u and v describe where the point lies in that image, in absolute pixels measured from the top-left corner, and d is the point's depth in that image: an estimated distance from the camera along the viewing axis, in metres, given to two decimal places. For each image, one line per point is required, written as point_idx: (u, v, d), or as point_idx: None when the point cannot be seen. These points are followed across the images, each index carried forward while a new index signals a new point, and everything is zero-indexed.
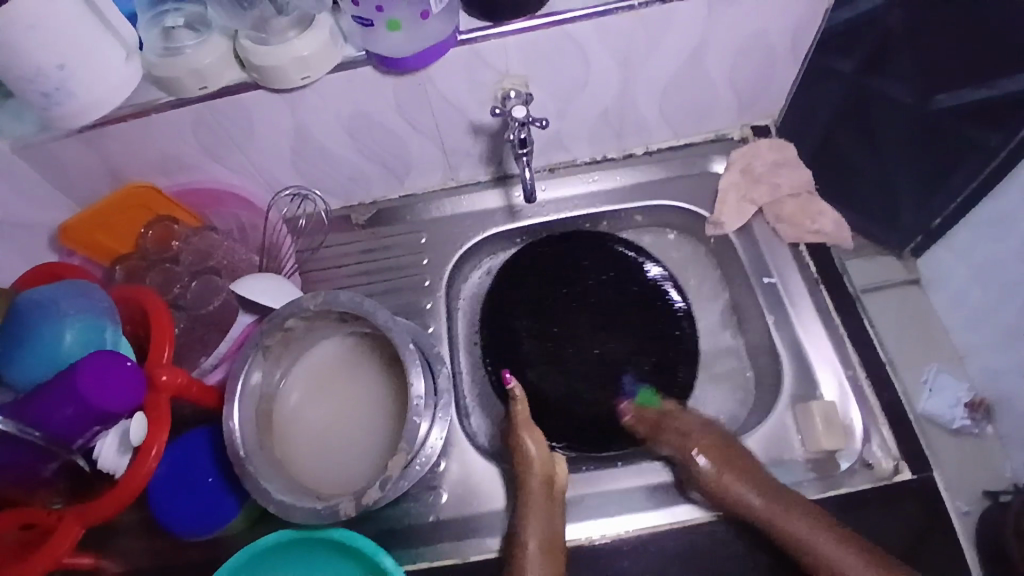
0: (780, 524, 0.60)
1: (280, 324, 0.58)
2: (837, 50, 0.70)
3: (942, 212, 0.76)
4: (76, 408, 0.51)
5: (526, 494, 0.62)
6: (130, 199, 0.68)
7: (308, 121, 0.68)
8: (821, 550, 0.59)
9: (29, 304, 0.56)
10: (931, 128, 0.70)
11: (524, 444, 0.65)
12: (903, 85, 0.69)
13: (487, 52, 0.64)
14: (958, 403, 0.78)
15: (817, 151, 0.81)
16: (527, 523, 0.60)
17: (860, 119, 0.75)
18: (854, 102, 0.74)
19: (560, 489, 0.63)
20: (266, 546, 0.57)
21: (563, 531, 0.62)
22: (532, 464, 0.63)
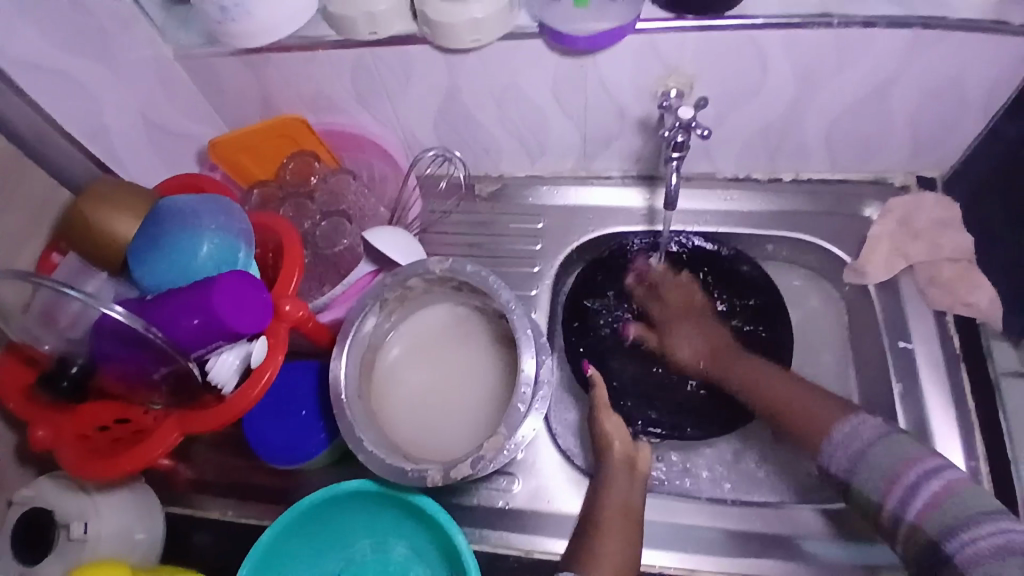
0: (778, 402, 0.61)
1: (403, 281, 0.58)
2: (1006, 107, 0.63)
3: None
4: (202, 319, 0.52)
5: (611, 470, 0.60)
6: (280, 129, 0.70)
7: (461, 85, 0.66)
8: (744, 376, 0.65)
9: (174, 211, 0.58)
10: None
11: (608, 429, 0.62)
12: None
13: (662, 45, 0.61)
14: None
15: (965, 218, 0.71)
16: (604, 500, 0.58)
17: (1003, 198, 0.66)
18: (1004, 159, 0.65)
19: (645, 473, 0.61)
20: (344, 492, 0.57)
21: (641, 509, 0.59)
22: (616, 442, 0.61)
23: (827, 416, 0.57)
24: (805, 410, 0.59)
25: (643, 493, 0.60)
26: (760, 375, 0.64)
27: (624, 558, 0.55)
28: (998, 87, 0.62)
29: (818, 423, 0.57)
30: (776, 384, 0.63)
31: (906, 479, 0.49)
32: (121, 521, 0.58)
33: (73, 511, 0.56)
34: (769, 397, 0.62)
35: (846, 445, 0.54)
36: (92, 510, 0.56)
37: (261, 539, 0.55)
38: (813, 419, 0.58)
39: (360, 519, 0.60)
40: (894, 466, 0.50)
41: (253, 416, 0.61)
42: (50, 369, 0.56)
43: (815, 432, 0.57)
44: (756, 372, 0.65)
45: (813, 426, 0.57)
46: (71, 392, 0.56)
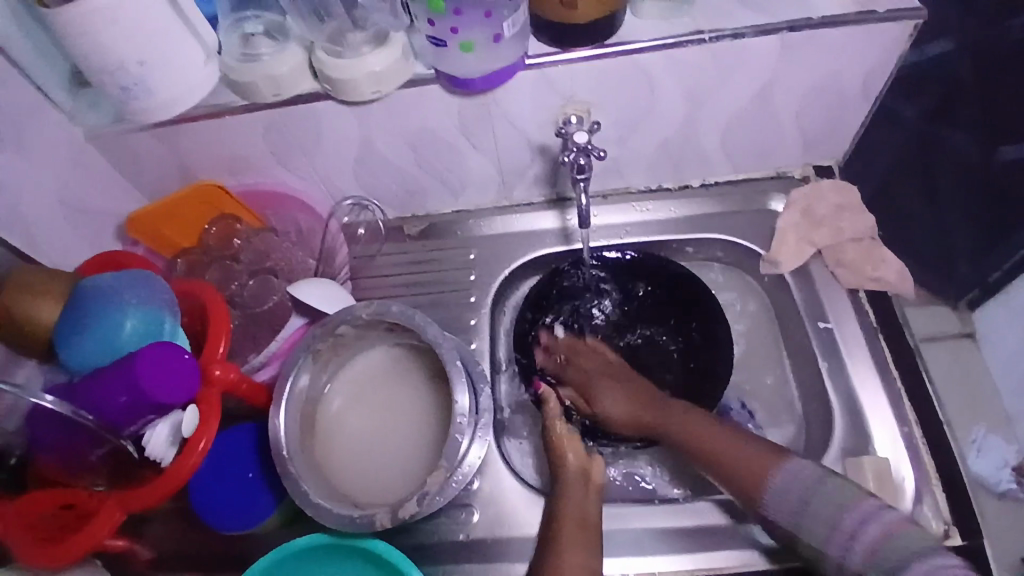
0: (711, 453, 0.61)
1: (332, 329, 0.58)
2: (902, 91, 0.71)
3: (997, 272, 0.75)
4: (129, 395, 0.52)
5: (565, 483, 0.61)
6: (200, 196, 0.70)
7: (373, 135, 0.69)
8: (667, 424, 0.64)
9: (95, 290, 0.58)
10: (979, 175, 0.70)
11: (563, 445, 0.63)
12: (966, 133, 0.69)
13: (554, 77, 0.64)
14: (1005, 467, 0.78)
15: (872, 198, 0.80)
16: (564, 515, 0.59)
17: (916, 170, 0.74)
18: (915, 145, 0.73)
19: (599, 482, 0.62)
20: (298, 549, 0.57)
21: (598, 519, 0.60)
22: (569, 456, 0.63)
23: (764, 464, 0.59)
24: (744, 467, 0.59)
25: (598, 501, 0.61)
26: (691, 419, 0.63)
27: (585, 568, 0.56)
28: (864, 76, 0.68)
29: (755, 475, 0.58)
30: (706, 425, 0.62)
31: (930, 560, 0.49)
32: None
33: None
34: (705, 448, 0.61)
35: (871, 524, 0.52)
36: None
37: None
38: (755, 475, 0.58)
39: None
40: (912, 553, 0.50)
41: (199, 486, 0.60)
42: None
43: (757, 484, 0.58)
44: (695, 420, 0.63)
45: (750, 484, 0.59)
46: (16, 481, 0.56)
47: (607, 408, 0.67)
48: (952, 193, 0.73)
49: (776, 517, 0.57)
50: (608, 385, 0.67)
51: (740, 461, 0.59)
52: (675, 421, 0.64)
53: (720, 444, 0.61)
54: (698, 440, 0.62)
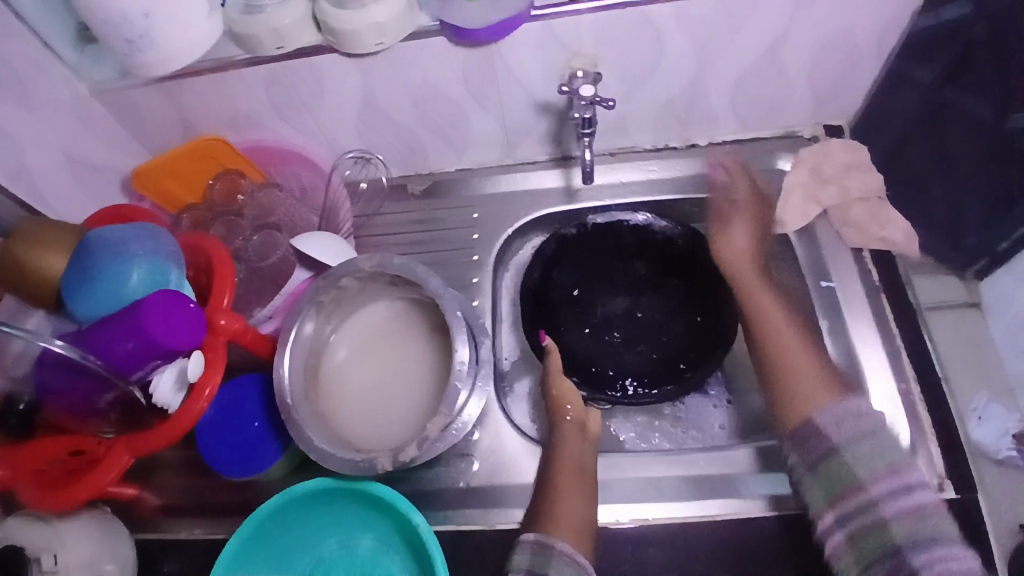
0: (784, 368, 0.63)
1: (335, 282, 0.59)
2: (920, 53, 0.67)
3: (1008, 240, 0.69)
4: (137, 341, 0.53)
5: (561, 434, 0.63)
6: (199, 151, 0.70)
7: (376, 89, 0.69)
8: (761, 304, 0.69)
9: (100, 242, 0.59)
10: (998, 149, 0.63)
11: (561, 397, 0.65)
12: (982, 100, 0.63)
13: (560, 29, 0.63)
14: (1006, 435, 0.71)
15: (889, 156, 0.76)
16: (559, 464, 0.61)
17: (930, 133, 0.70)
18: (924, 107, 0.69)
19: (594, 434, 0.64)
20: (303, 493, 0.58)
21: (592, 467, 0.62)
22: (567, 412, 0.64)
23: (821, 396, 0.59)
24: (800, 375, 0.62)
25: (592, 449, 0.63)
26: (783, 328, 0.66)
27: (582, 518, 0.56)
28: (881, 32, 0.66)
29: (799, 404, 0.60)
30: (795, 341, 0.65)
31: (905, 475, 0.51)
32: (84, 551, 0.58)
33: (40, 545, 0.56)
34: (788, 355, 0.64)
35: (857, 421, 0.55)
36: (59, 541, 0.57)
37: (227, 549, 0.55)
38: (804, 398, 0.60)
39: (321, 517, 0.61)
40: (878, 463, 0.52)
41: (207, 433, 0.61)
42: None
43: (799, 406, 0.60)
44: (787, 326, 0.66)
45: (790, 414, 0.60)
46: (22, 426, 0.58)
47: (726, 243, 0.74)
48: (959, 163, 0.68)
49: (827, 438, 0.55)
50: (743, 241, 0.74)
51: (792, 362, 0.63)
52: (765, 300, 0.69)
53: (787, 343, 0.65)
54: (781, 337, 0.66)
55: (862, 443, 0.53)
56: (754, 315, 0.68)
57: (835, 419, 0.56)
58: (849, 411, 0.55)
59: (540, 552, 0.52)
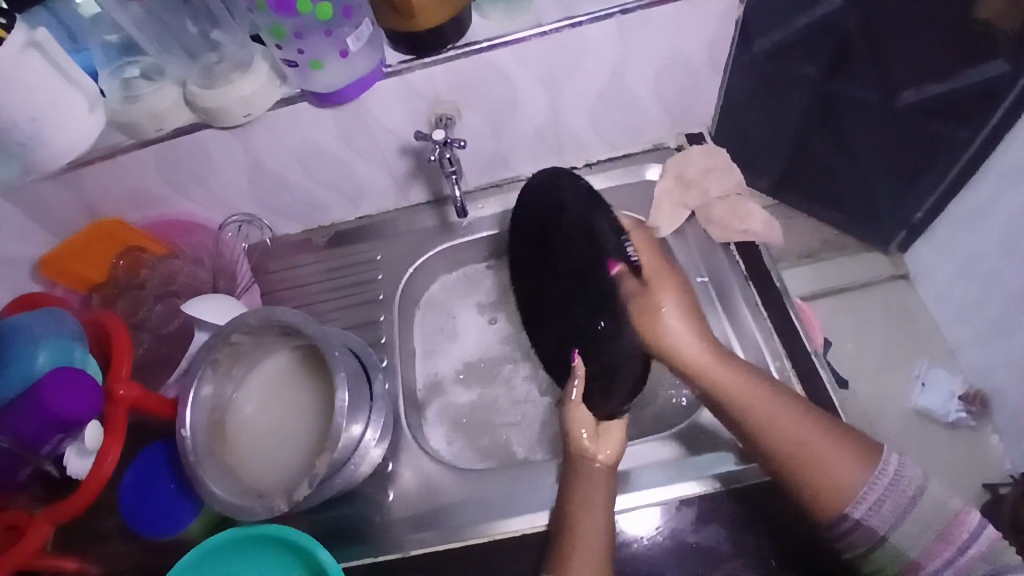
0: (802, 457, 0.56)
1: (225, 338, 0.63)
2: (793, 53, 0.84)
3: (922, 209, 0.93)
4: (41, 417, 0.57)
5: (586, 471, 0.63)
6: (99, 234, 0.75)
7: (259, 155, 0.74)
8: (755, 409, 0.58)
9: (11, 327, 0.62)
10: (895, 121, 0.83)
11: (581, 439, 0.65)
12: (865, 86, 0.82)
13: (414, 82, 0.69)
14: (952, 399, 0.93)
15: (792, 158, 0.97)
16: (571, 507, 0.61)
17: (828, 121, 0.89)
18: (820, 101, 0.87)
19: (610, 465, 0.64)
20: (214, 545, 0.60)
21: (608, 504, 0.61)
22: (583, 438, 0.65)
23: (850, 478, 0.55)
24: (825, 473, 0.55)
25: (609, 484, 0.63)
26: (770, 407, 0.58)
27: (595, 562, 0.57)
28: (710, 48, 0.73)
29: (840, 493, 0.54)
30: (800, 422, 0.57)
31: (957, 539, 0.52)
32: None
33: None
34: (799, 453, 0.56)
35: (896, 496, 0.53)
36: None
37: None
38: (838, 485, 0.54)
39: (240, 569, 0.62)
40: (943, 525, 0.52)
41: (129, 499, 0.64)
42: None
43: (839, 500, 0.54)
44: (771, 399, 0.59)
45: (831, 504, 0.55)
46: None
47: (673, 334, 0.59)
48: (864, 149, 0.90)
49: (871, 527, 0.54)
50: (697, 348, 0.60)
51: (822, 473, 0.55)
52: (727, 382, 0.59)
53: (793, 435, 0.57)
54: (780, 435, 0.57)
55: (907, 523, 0.53)
56: (741, 406, 0.59)
57: (882, 488, 0.54)
58: (904, 498, 0.53)
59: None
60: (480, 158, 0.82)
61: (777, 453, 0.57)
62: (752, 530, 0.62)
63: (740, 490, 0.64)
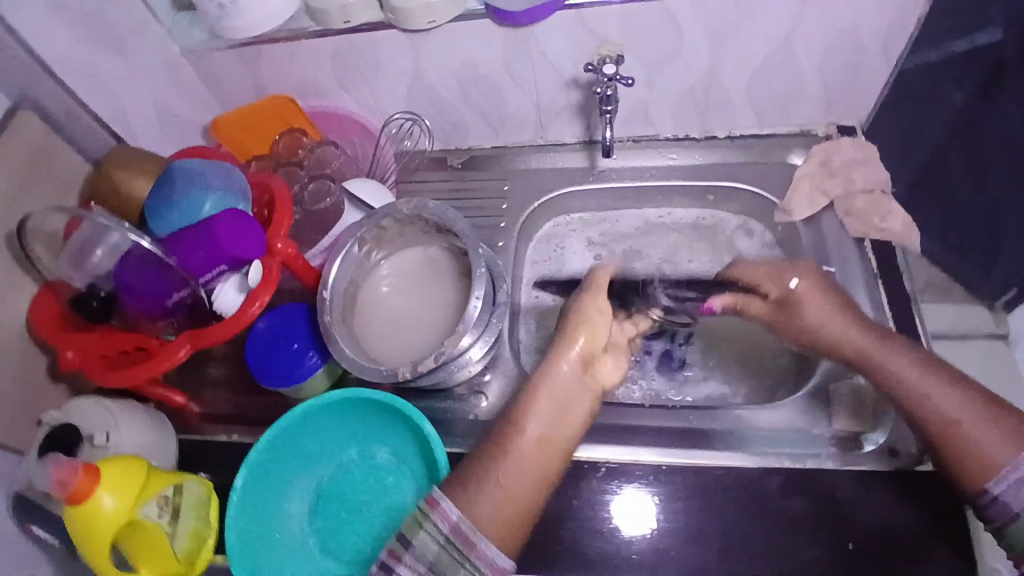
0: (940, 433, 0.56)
1: (378, 220, 0.67)
2: None
3: None
4: (210, 250, 0.62)
5: (558, 375, 0.62)
6: (269, 109, 0.81)
7: (425, 63, 0.78)
8: (894, 372, 0.60)
9: (186, 171, 0.68)
10: None
11: (563, 357, 0.63)
12: None
13: (590, 19, 0.71)
14: None
15: None
16: (528, 414, 0.60)
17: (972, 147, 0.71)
18: None
19: (598, 386, 0.64)
20: (324, 402, 0.64)
21: (581, 422, 0.62)
22: (571, 351, 0.64)
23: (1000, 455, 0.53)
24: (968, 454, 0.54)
25: (589, 399, 0.63)
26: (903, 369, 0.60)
27: (534, 471, 0.58)
28: (888, 32, 0.72)
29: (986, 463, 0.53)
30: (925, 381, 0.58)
31: None
32: (139, 434, 0.66)
33: (95, 425, 0.65)
34: (941, 427, 0.56)
35: None
36: (114, 425, 0.65)
37: (258, 444, 0.61)
38: (983, 458, 0.53)
39: (342, 430, 0.66)
40: None
41: (256, 347, 0.70)
42: (79, 294, 0.64)
43: (981, 472, 0.53)
44: (914, 368, 0.59)
45: (966, 476, 0.54)
46: (99, 312, 0.64)
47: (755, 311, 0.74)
48: None
49: (1010, 504, 0.52)
50: (824, 322, 0.66)
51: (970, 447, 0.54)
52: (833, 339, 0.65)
53: (939, 408, 0.57)
54: (930, 405, 0.57)
55: None
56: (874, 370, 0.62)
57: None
58: None
59: (426, 508, 0.55)
60: (627, 108, 0.83)
61: (916, 415, 0.58)
62: (839, 510, 0.62)
63: (831, 470, 0.64)
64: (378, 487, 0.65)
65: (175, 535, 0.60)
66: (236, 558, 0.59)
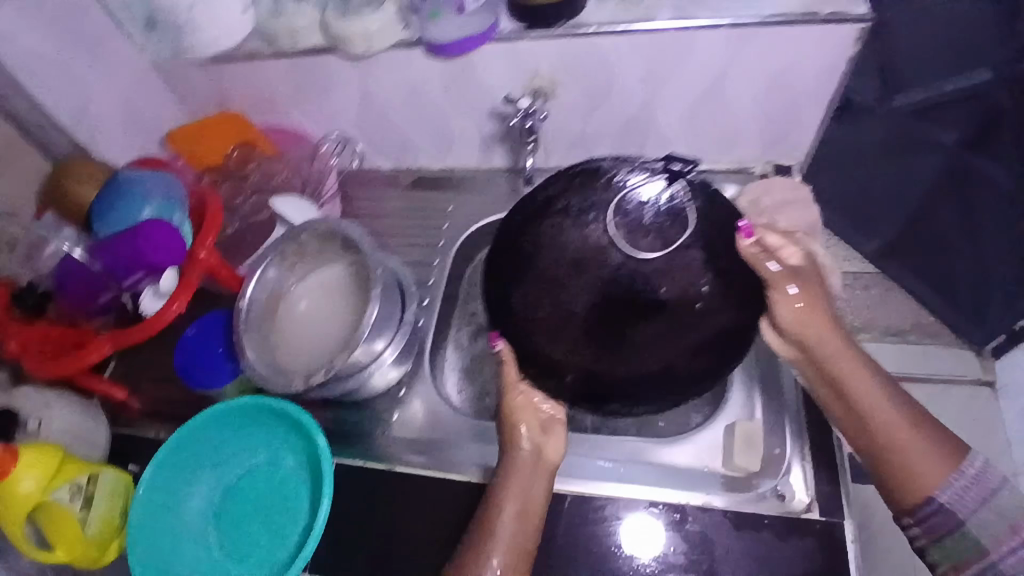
0: (894, 449, 0.57)
1: (296, 236, 0.72)
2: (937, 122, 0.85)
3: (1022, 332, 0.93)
4: (133, 256, 0.67)
5: (518, 457, 0.64)
6: (222, 123, 0.87)
7: (371, 88, 0.81)
8: (867, 395, 0.59)
9: (128, 180, 0.73)
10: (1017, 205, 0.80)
11: (517, 432, 0.66)
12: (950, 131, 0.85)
13: (521, 51, 0.73)
14: None
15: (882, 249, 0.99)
16: (502, 497, 0.62)
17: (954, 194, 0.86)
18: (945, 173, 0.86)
19: (552, 463, 0.65)
20: (232, 408, 0.68)
21: (543, 499, 0.63)
22: (521, 430, 0.66)
23: (937, 470, 0.56)
24: (907, 475, 0.56)
25: (548, 480, 0.64)
26: (870, 391, 0.59)
27: (514, 545, 0.60)
28: (817, 76, 0.73)
29: (919, 476, 0.56)
30: (888, 406, 0.59)
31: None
32: (68, 421, 0.71)
33: (30, 411, 0.69)
34: (888, 443, 0.58)
35: (978, 487, 0.55)
36: (46, 409, 0.70)
37: (169, 441, 0.67)
38: (919, 480, 0.56)
39: (253, 434, 0.70)
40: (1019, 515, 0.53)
41: (183, 350, 0.74)
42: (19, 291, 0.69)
43: (916, 493, 0.56)
44: (879, 392, 0.59)
45: (903, 495, 0.57)
46: (36, 308, 0.69)
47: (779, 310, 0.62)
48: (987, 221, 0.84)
49: (947, 511, 0.54)
50: (825, 332, 0.61)
51: (909, 467, 0.56)
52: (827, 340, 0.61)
53: (893, 429, 0.58)
54: (887, 427, 0.58)
55: (982, 512, 0.54)
56: (844, 381, 0.60)
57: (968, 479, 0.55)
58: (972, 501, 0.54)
59: None
60: (567, 137, 0.85)
61: (870, 429, 0.59)
62: (711, 550, 0.63)
63: (714, 510, 0.65)
64: (279, 489, 0.69)
65: (87, 520, 0.65)
66: (130, 555, 0.63)
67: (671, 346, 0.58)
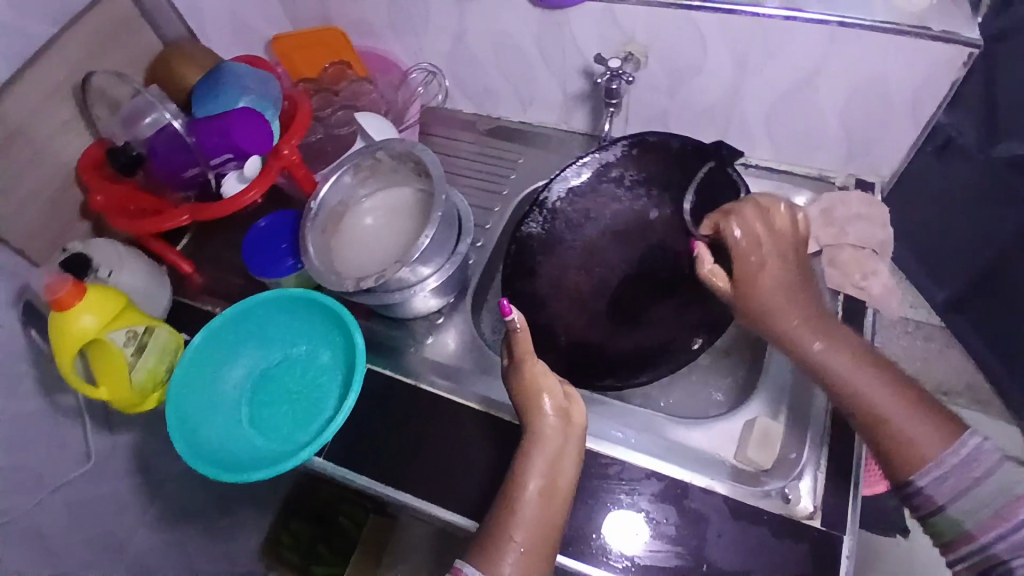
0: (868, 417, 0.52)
1: (372, 151, 0.75)
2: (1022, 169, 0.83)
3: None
4: (225, 139, 0.73)
5: (543, 427, 0.60)
6: (322, 37, 0.91)
7: (467, 29, 0.84)
8: (832, 360, 0.55)
9: (231, 71, 0.78)
10: None
11: (544, 406, 0.61)
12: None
13: (616, 12, 0.74)
14: None
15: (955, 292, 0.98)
16: (523, 475, 0.58)
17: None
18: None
19: (579, 427, 0.62)
20: (277, 297, 0.73)
21: (572, 472, 0.60)
22: (544, 403, 0.61)
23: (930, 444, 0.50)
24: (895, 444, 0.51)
25: (579, 447, 0.61)
26: (834, 353, 0.55)
27: (540, 526, 0.56)
28: (917, 89, 0.70)
29: (913, 451, 0.50)
30: (860, 369, 0.54)
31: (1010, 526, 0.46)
32: (136, 279, 0.77)
33: (102, 260, 0.75)
34: (869, 410, 0.52)
35: (963, 471, 0.48)
36: (117, 264, 0.76)
37: (210, 323, 0.72)
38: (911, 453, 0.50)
39: (299, 327, 0.75)
40: (1005, 502, 0.46)
41: (252, 238, 0.79)
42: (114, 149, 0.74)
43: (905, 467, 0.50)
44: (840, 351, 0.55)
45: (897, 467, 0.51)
46: (125, 167, 0.74)
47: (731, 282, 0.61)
48: None
49: (929, 495, 0.49)
50: (777, 294, 0.57)
51: (894, 432, 0.51)
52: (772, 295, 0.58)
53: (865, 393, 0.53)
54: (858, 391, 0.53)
55: (966, 496, 0.48)
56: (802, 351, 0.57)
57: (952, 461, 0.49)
58: (962, 481, 0.48)
59: None
60: (647, 109, 0.85)
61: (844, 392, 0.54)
62: (702, 530, 0.64)
63: (714, 494, 0.65)
64: (310, 382, 0.73)
65: (135, 366, 0.71)
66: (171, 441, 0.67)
67: (674, 319, 0.76)
